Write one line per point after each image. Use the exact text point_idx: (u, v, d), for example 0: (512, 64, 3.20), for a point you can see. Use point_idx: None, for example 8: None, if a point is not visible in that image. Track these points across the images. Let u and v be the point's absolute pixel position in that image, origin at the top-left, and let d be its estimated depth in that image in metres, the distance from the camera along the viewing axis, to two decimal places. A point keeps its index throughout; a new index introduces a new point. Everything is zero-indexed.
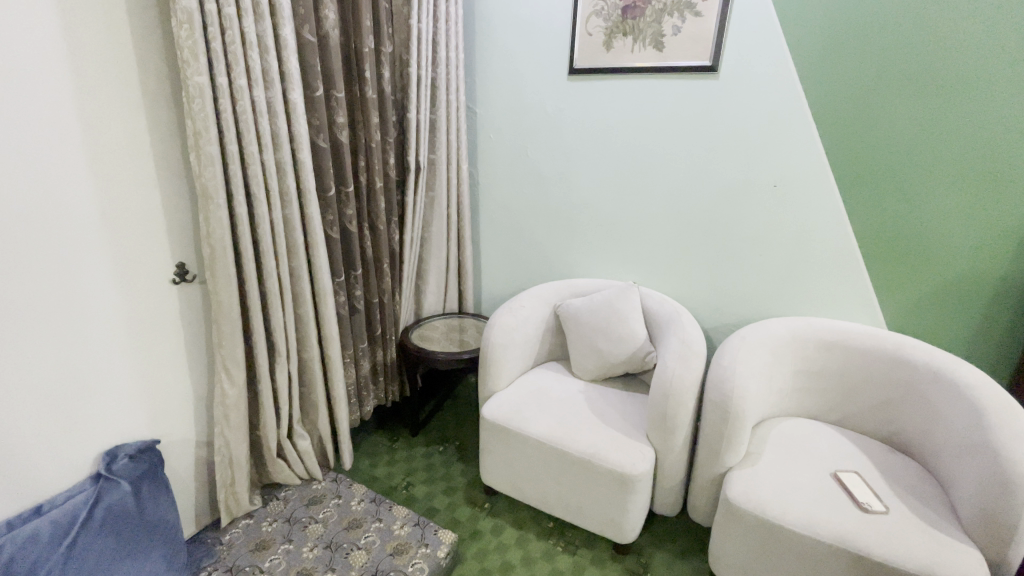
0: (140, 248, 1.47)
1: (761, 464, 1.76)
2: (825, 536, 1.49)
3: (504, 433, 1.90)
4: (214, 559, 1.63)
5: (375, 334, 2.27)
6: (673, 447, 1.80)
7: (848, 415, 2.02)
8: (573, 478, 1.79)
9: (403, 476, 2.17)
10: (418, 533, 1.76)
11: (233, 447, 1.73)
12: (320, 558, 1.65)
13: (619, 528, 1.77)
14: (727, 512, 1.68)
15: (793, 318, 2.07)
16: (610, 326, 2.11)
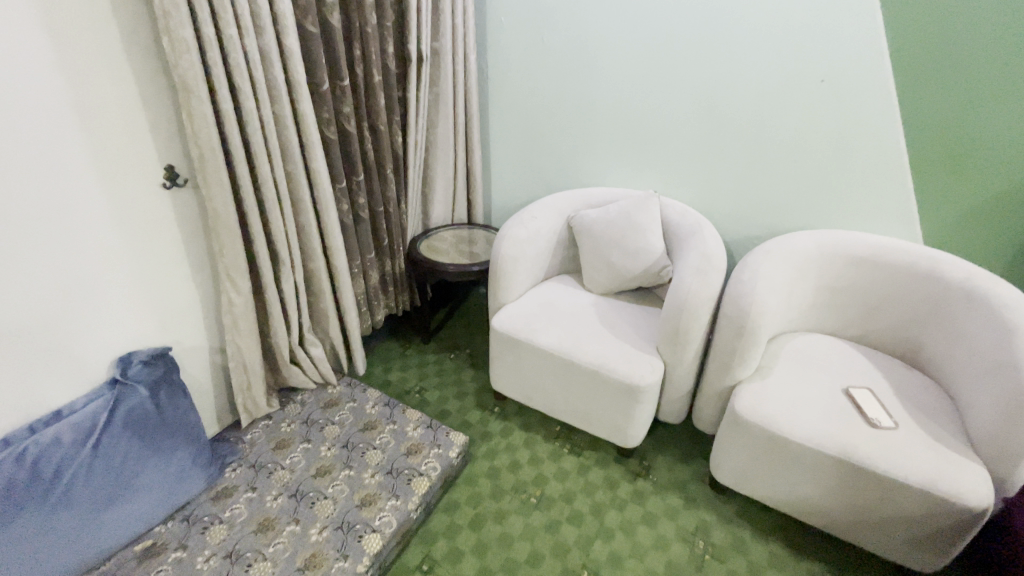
0: (121, 148, 1.35)
1: (773, 378, 1.74)
2: (831, 449, 1.51)
3: (514, 345, 1.89)
4: (238, 456, 1.71)
5: (382, 244, 2.19)
6: (683, 361, 1.78)
7: (867, 331, 1.96)
8: (582, 388, 1.80)
9: (416, 380, 2.23)
10: (430, 434, 1.83)
11: (246, 354, 1.75)
12: (337, 456, 1.73)
13: (623, 434, 1.81)
14: (732, 424, 1.68)
15: (824, 231, 1.94)
16: (626, 237, 2.00)
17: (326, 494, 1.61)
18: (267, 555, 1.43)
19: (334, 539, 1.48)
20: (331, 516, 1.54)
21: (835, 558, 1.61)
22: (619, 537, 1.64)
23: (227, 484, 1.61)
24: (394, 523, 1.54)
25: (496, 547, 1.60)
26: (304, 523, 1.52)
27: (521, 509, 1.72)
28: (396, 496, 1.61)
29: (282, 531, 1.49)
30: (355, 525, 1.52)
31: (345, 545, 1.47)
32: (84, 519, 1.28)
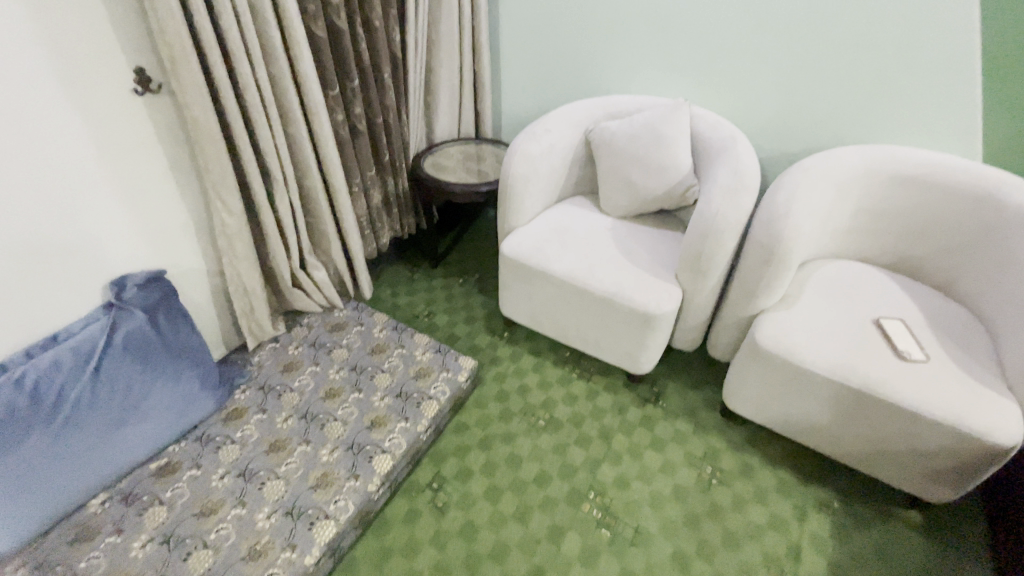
0: (80, 44, 1.18)
1: (799, 308, 1.64)
2: (855, 383, 1.44)
3: (524, 270, 1.78)
4: (246, 379, 1.69)
5: (383, 160, 2.03)
6: (703, 288, 1.67)
7: (905, 258, 1.82)
8: (596, 315, 1.72)
9: (424, 305, 2.16)
10: (439, 359, 1.77)
11: (246, 277, 1.68)
12: (346, 379, 1.69)
13: (635, 362, 1.75)
14: (752, 354, 1.60)
15: (873, 146, 1.73)
16: (650, 153, 1.81)
17: (336, 416, 1.59)
18: (279, 474, 1.43)
19: (345, 460, 1.47)
20: (341, 438, 1.53)
21: (845, 485, 1.59)
22: (626, 461, 1.62)
23: (237, 406, 1.61)
24: (404, 445, 1.52)
25: (504, 468, 1.60)
26: (314, 444, 1.51)
27: (529, 432, 1.70)
28: (405, 419, 1.59)
29: (294, 451, 1.49)
30: (365, 446, 1.51)
31: (356, 465, 1.46)
32: (93, 439, 1.29)
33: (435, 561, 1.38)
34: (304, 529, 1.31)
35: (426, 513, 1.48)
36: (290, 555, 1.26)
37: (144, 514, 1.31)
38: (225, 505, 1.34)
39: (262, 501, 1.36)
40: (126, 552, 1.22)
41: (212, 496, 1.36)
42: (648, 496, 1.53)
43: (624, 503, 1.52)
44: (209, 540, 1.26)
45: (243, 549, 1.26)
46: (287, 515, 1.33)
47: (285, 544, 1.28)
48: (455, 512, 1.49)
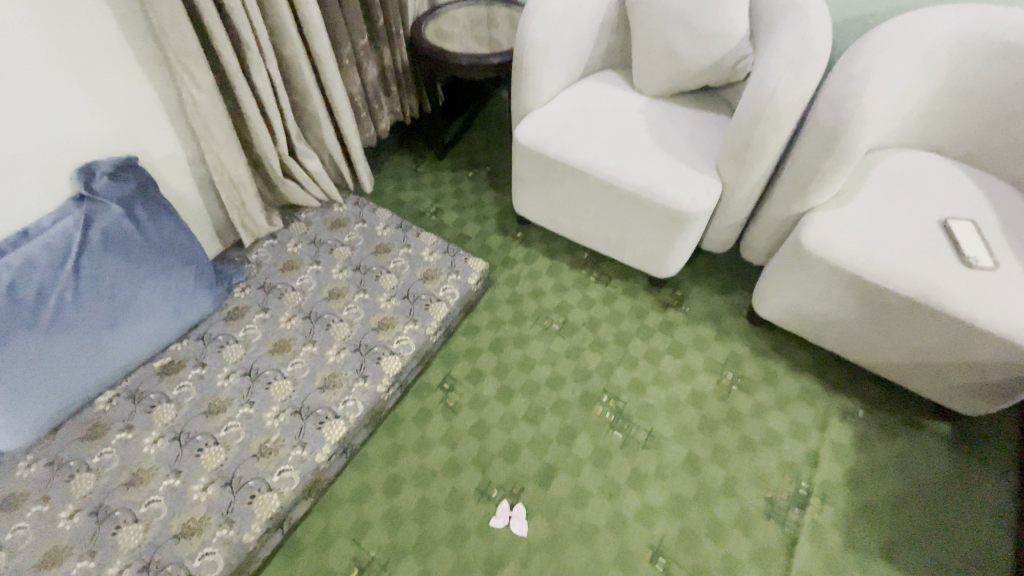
0: None
1: (853, 206, 1.43)
2: (907, 291, 1.29)
3: (542, 160, 1.56)
4: (244, 277, 1.58)
5: (377, 26, 1.72)
6: (746, 182, 1.46)
7: (986, 150, 1.55)
8: (621, 211, 1.53)
9: (431, 201, 1.98)
10: (447, 261, 1.60)
11: (230, 167, 1.50)
12: (351, 280, 1.54)
13: (660, 264, 1.60)
14: (793, 258, 1.44)
15: (979, 4, 1.38)
16: (698, 14, 1.48)
17: (341, 317, 1.46)
18: (286, 373, 1.36)
19: (352, 361, 1.37)
20: (347, 339, 1.41)
21: (876, 395, 1.51)
22: (643, 365, 1.51)
23: (238, 306, 1.52)
24: (413, 347, 1.41)
25: (516, 370, 1.50)
26: (321, 345, 1.41)
27: (542, 336, 1.57)
28: (413, 321, 1.46)
29: (299, 351, 1.40)
30: (373, 347, 1.40)
31: (364, 366, 1.36)
32: (88, 340, 1.23)
33: (447, 458, 1.35)
34: (314, 428, 1.26)
35: (437, 412, 1.42)
36: (301, 453, 1.22)
37: (153, 412, 1.29)
38: (233, 405, 1.30)
39: (270, 400, 1.31)
40: (138, 449, 1.23)
41: (220, 395, 1.32)
42: (664, 401, 1.44)
43: (639, 407, 1.43)
44: (220, 437, 1.24)
45: (254, 447, 1.23)
46: (295, 414, 1.28)
47: (295, 442, 1.24)
48: (467, 412, 1.42)
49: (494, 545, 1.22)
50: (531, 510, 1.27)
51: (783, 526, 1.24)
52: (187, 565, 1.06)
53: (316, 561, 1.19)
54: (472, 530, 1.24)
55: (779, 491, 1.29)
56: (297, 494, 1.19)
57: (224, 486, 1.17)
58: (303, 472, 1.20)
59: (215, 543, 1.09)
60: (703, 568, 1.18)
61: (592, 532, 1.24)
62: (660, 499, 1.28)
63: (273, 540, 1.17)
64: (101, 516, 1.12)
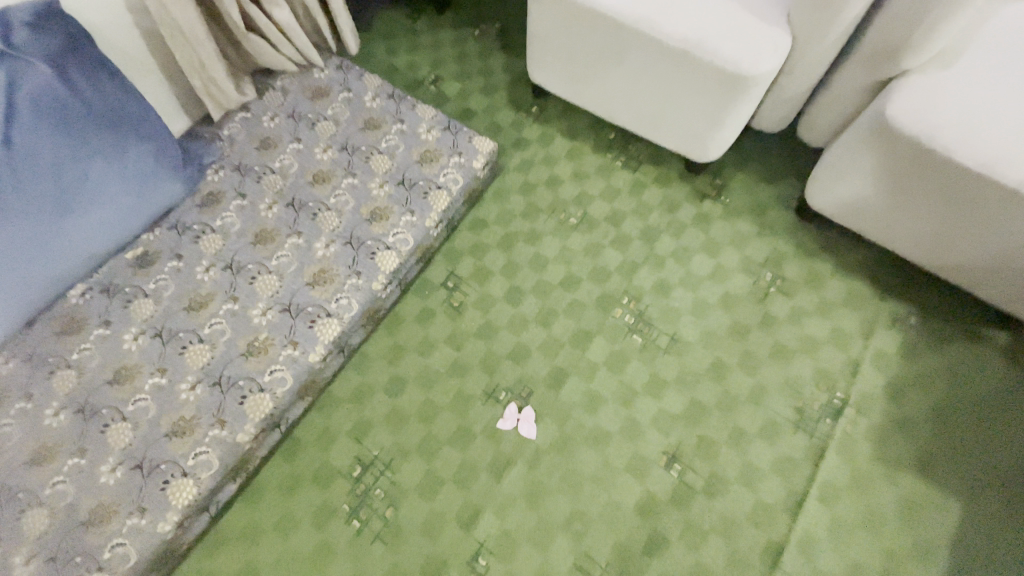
0: None
1: (957, 69, 1.13)
2: (1010, 181, 1.04)
3: (565, 8, 1.24)
4: (217, 157, 1.37)
5: None
6: (824, 37, 1.14)
7: None
8: (660, 77, 1.24)
9: (430, 69, 1.66)
10: (449, 139, 1.33)
11: (179, 17, 1.20)
12: (337, 162, 1.32)
13: (701, 144, 1.34)
14: (866, 137, 1.17)
15: None
16: None
17: (328, 206, 1.26)
18: (271, 268, 1.20)
19: (344, 256, 1.19)
20: (337, 231, 1.22)
21: (933, 301, 1.33)
22: (670, 264, 1.31)
23: (212, 190, 1.33)
24: (411, 242, 1.21)
25: (527, 269, 1.31)
26: (307, 237, 1.22)
27: (558, 231, 1.35)
28: (410, 213, 1.23)
29: (284, 243, 1.23)
30: (365, 241, 1.20)
31: (356, 262, 1.18)
32: (40, 229, 1.08)
33: (452, 360, 1.22)
34: (306, 327, 1.13)
35: (440, 312, 1.27)
36: (292, 352, 1.10)
37: (130, 307, 1.18)
38: (215, 300, 1.17)
39: (257, 298, 1.16)
40: (119, 346, 1.14)
41: (200, 290, 1.19)
42: (691, 304, 1.27)
43: (661, 310, 1.26)
44: (204, 335, 1.13)
45: (241, 346, 1.12)
46: (284, 312, 1.14)
47: (285, 342, 1.11)
48: (474, 313, 1.26)
49: (501, 448, 1.13)
50: (540, 413, 1.16)
51: (810, 436, 1.15)
52: (181, 464, 1.01)
53: (316, 459, 1.13)
54: (479, 433, 1.15)
55: (810, 401, 1.18)
56: (293, 395, 1.10)
57: (213, 386, 1.08)
58: (296, 372, 1.10)
59: (208, 443, 1.03)
60: (721, 476, 1.10)
61: (603, 437, 1.14)
62: (680, 406, 1.16)
63: (271, 439, 1.11)
64: (88, 414, 1.06)
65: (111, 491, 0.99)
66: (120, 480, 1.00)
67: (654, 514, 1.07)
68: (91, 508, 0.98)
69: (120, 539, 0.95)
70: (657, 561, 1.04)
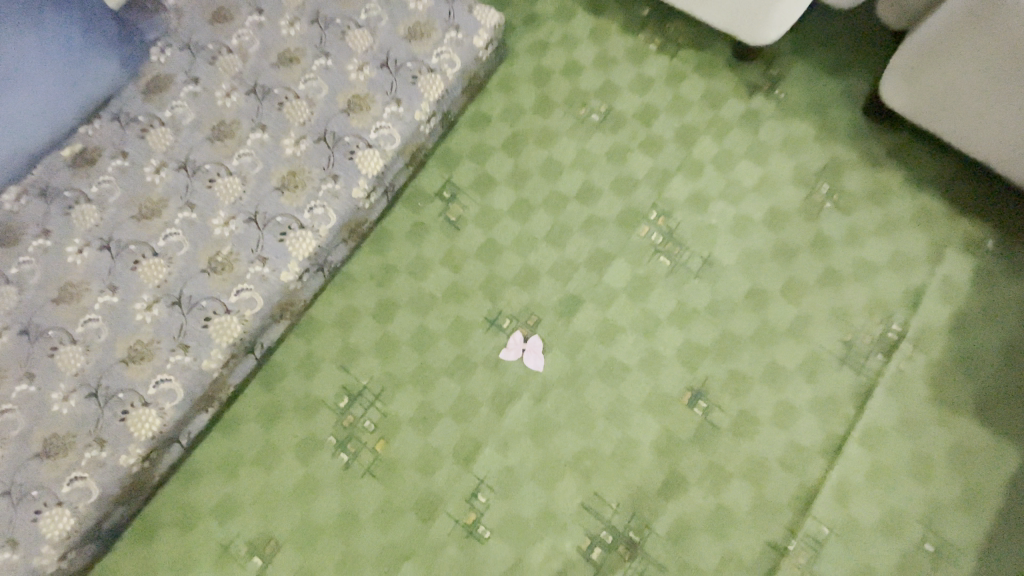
0: None
1: None
2: None
3: None
4: (162, 33, 1.11)
5: None
6: None
7: None
8: None
9: None
10: (444, 9, 1.05)
11: None
12: (306, 39, 1.07)
13: (758, 23, 1.05)
14: (974, 12, 0.89)
15: None
16: None
17: (297, 95, 1.03)
18: (231, 170, 0.99)
19: (317, 155, 0.98)
20: (308, 125, 1.00)
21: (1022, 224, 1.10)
22: (708, 173, 1.09)
23: (159, 74, 1.09)
24: (398, 139, 0.99)
25: (538, 177, 1.08)
26: (273, 133, 1.01)
27: (575, 131, 1.11)
28: (396, 102, 1.00)
29: (246, 139, 1.01)
30: (343, 137, 0.98)
31: (333, 163, 0.97)
32: None
33: (448, 284, 1.03)
34: (275, 241, 0.94)
35: (434, 227, 1.06)
36: (261, 270, 0.93)
37: (72, 215, 1.01)
38: (169, 208, 0.99)
39: (218, 206, 0.97)
40: (62, 259, 0.98)
41: (151, 195, 1.00)
42: (730, 222, 1.06)
43: (695, 228, 1.05)
44: (158, 248, 0.96)
45: (202, 261, 0.94)
46: (249, 222, 0.95)
47: (252, 257, 0.93)
48: (474, 230, 1.05)
49: (503, 380, 0.99)
50: (549, 343, 1.00)
51: (857, 374, 1.00)
52: (140, 393, 0.89)
53: (296, 389, 1.00)
54: (479, 364, 1.00)
55: (861, 334, 1.02)
56: (264, 318, 0.93)
57: (172, 306, 0.92)
58: (267, 292, 0.92)
59: (169, 370, 0.89)
60: (751, 416, 0.97)
61: (619, 370, 0.99)
62: (710, 338, 1.00)
63: (245, 366, 0.97)
64: (33, 336, 0.93)
65: (65, 421, 0.88)
66: (75, 409, 0.89)
67: (675, 454, 0.95)
68: (45, 439, 0.87)
69: (80, 472, 0.86)
70: (674, 503, 0.94)
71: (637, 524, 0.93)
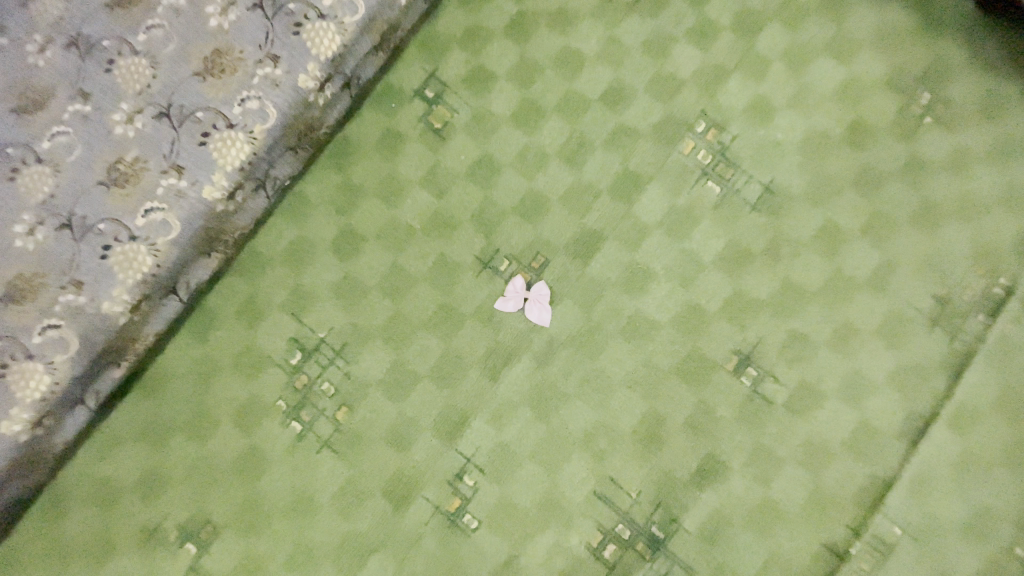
0: None
1: None
2: None
3: None
4: None
5: None
6: None
7: None
8: None
9: None
10: None
11: None
12: None
13: None
14: None
15: None
16: None
17: None
18: (137, 48, 0.73)
19: (251, 27, 0.71)
20: None
21: None
22: (775, 74, 0.83)
23: None
24: (363, 9, 0.71)
25: (550, 73, 0.81)
26: None
27: (602, 12, 0.83)
28: None
29: (156, 5, 0.73)
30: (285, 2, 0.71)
31: (272, 40, 0.70)
32: None
33: (429, 212, 0.79)
34: (194, 146, 0.69)
35: (412, 136, 0.80)
36: (176, 183, 0.69)
37: None
38: (55, 97, 0.72)
39: (119, 97, 0.72)
40: None
41: (31, 79, 0.73)
42: (800, 139, 0.81)
43: (753, 146, 0.80)
44: (42, 151, 0.71)
45: (99, 170, 0.70)
46: (160, 119, 0.71)
47: (165, 167, 0.69)
48: (465, 141, 0.80)
49: (498, 337, 0.76)
50: (558, 291, 0.77)
51: (950, 340, 0.78)
52: (22, 342, 0.66)
53: (235, 340, 0.78)
54: (469, 315, 0.77)
55: (959, 288, 0.79)
56: (186, 250, 0.70)
57: (60, 230, 0.69)
58: (185, 215, 0.69)
59: (59, 314, 0.67)
60: (812, 388, 0.76)
61: (648, 328, 0.76)
62: (767, 289, 0.77)
63: (167, 312, 0.75)
64: None
65: None
66: None
67: (714, 434, 0.75)
68: None
69: None
70: (710, 494, 0.74)
71: (663, 519, 0.73)
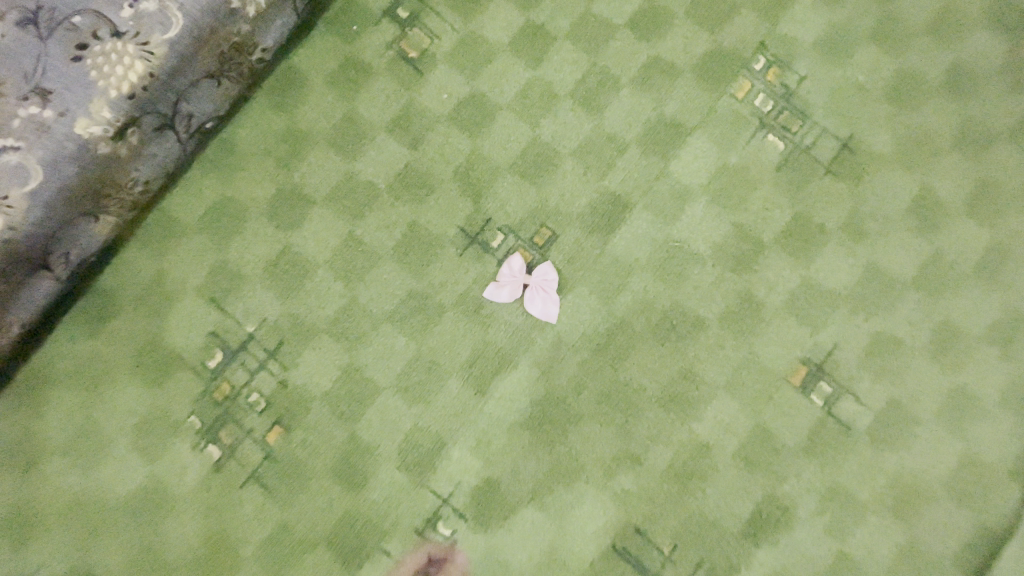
0: None
1: None
2: None
3: None
4: None
5: None
6: None
7: None
8: None
9: None
10: None
11: None
12: None
13: None
14: None
15: None
16: None
17: None
18: None
19: None
20: None
21: None
22: None
23: None
24: None
25: None
26: None
27: None
28: None
29: None
30: None
31: None
32: None
33: (399, 168, 0.59)
34: (63, 61, 0.48)
35: (378, 68, 0.61)
36: (40, 115, 0.47)
37: None
38: None
39: None
40: None
41: None
42: (892, 80, 0.61)
43: (828, 90, 0.61)
44: None
45: None
46: (23, 27, 0.47)
47: (25, 91, 0.47)
48: (448, 77, 0.61)
49: (487, 336, 0.57)
50: (568, 276, 0.58)
51: None
52: None
53: (136, 335, 0.58)
54: (449, 306, 0.57)
55: None
56: (55, 209, 0.50)
57: None
58: (49, 158, 0.48)
59: None
60: (903, 410, 0.57)
61: (688, 327, 0.57)
62: (845, 278, 0.58)
63: (37, 296, 0.54)
64: None
65: None
66: None
67: (775, 470, 0.56)
68: None
69: None
70: (768, 551, 0.55)
71: None
